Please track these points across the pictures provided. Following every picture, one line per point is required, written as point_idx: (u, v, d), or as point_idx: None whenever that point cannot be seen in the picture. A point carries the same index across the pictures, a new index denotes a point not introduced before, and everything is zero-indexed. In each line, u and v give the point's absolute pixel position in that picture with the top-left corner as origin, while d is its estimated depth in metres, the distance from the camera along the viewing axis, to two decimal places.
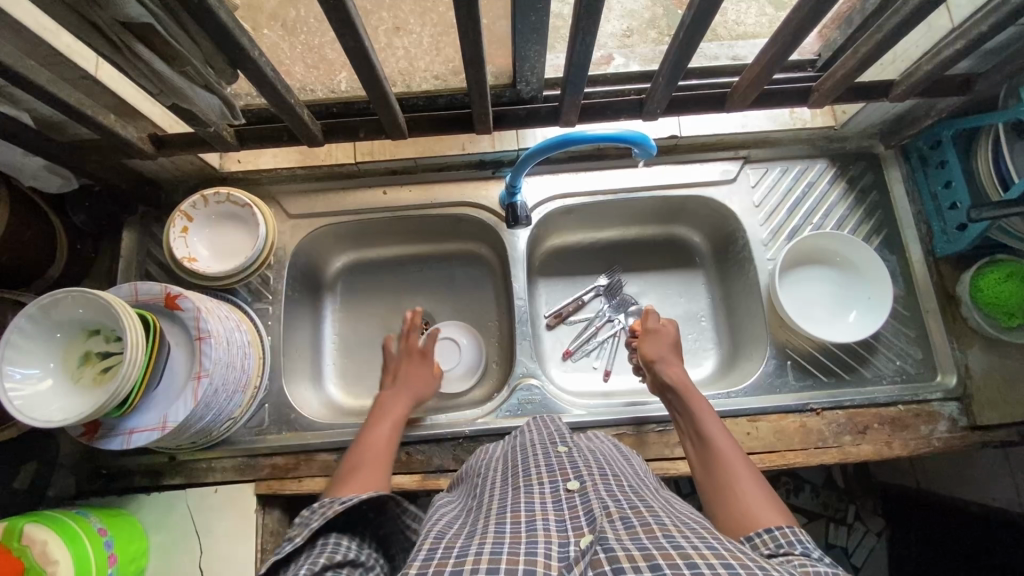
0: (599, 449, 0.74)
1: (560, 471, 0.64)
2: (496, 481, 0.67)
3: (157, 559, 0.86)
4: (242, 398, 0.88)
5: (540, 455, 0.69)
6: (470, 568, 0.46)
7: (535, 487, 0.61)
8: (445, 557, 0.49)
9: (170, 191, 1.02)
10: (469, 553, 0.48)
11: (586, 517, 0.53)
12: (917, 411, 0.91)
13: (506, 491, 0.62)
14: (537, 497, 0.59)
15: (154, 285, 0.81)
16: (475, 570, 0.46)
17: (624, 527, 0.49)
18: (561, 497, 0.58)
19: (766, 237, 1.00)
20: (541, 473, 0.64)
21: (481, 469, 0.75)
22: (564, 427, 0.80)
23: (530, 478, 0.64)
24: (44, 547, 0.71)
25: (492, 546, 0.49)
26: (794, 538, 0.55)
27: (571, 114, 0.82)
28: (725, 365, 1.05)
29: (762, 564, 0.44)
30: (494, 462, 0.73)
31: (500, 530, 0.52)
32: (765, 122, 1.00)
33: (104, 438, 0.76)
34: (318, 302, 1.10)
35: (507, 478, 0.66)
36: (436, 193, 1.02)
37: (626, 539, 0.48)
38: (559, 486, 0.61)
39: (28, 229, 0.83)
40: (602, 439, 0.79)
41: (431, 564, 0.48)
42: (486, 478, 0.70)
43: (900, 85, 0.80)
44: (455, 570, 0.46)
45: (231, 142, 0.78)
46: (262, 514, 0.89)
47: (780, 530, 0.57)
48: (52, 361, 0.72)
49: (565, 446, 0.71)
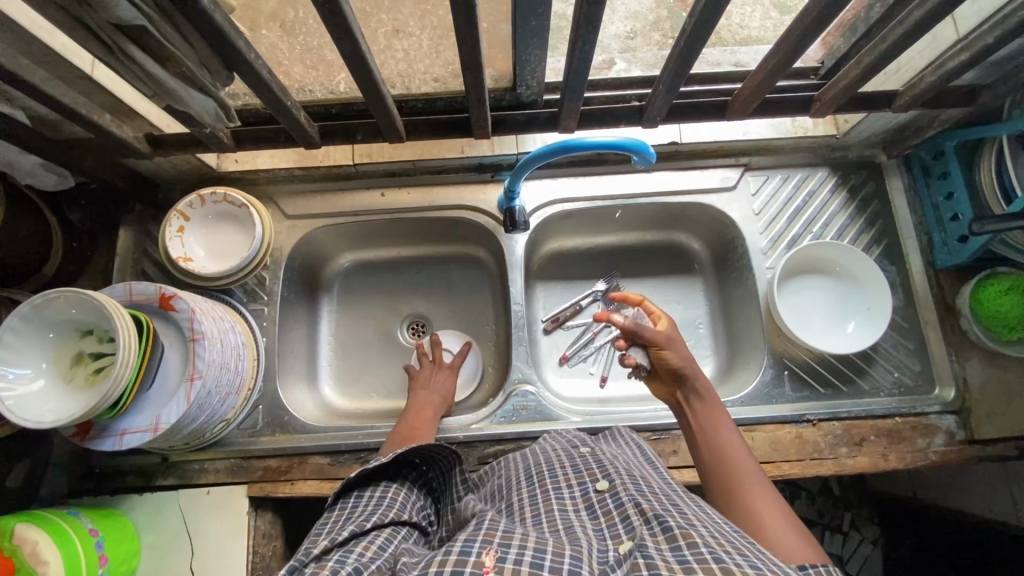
0: (621, 455, 0.74)
1: (588, 473, 0.65)
2: (519, 484, 0.69)
3: (149, 559, 0.86)
4: (235, 400, 0.88)
5: (565, 458, 0.71)
6: (518, 543, 0.49)
7: (564, 490, 0.63)
8: (493, 530, 0.51)
9: (167, 189, 1.01)
10: (516, 531, 0.51)
11: (623, 524, 0.54)
12: (914, 424, 0.90)
13: (534, 496, 0.64)
14: (569, 504, 0.61)
15: (148, 285, 0.81)
16: (525, 546, 0.48)
17: (660, 532, 0.50)
18: (593, 502, 0.60)
19: (765, 246, 0.99)
20: (569, 476, 0.66)
21: (503, 472, 0.77)
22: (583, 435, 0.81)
23: (559, 482, 0.65)
24: (35, 547, 0.71)
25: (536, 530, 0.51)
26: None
27: (570, 120, 0.81)
28: (722, 372, 1.05)
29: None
30: (514, 465, 0.75)
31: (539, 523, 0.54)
32: (767, 130, 0.99)
33: (96, 439, 0.76)
34: (315, 303, 1.09)
35: (531, 483, 0.67)
36: (434, 196, 1.02)
37: (665, 548, 0.48)
38: (589, 489, 0.62)
39: (23, 227, 0.83)
40: (626, 438, 0.80)
41: (481, 534, 0.51)
42: (508, 480, 0.72)
43: (904, 95, 0.79)
44: (503, 543, 0.49)
45: (228, 143, 0.77)
46: (254, 516, 0.89)
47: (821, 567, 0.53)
48: (46, 361, 0.71)
49: (588, 449, 0.73)
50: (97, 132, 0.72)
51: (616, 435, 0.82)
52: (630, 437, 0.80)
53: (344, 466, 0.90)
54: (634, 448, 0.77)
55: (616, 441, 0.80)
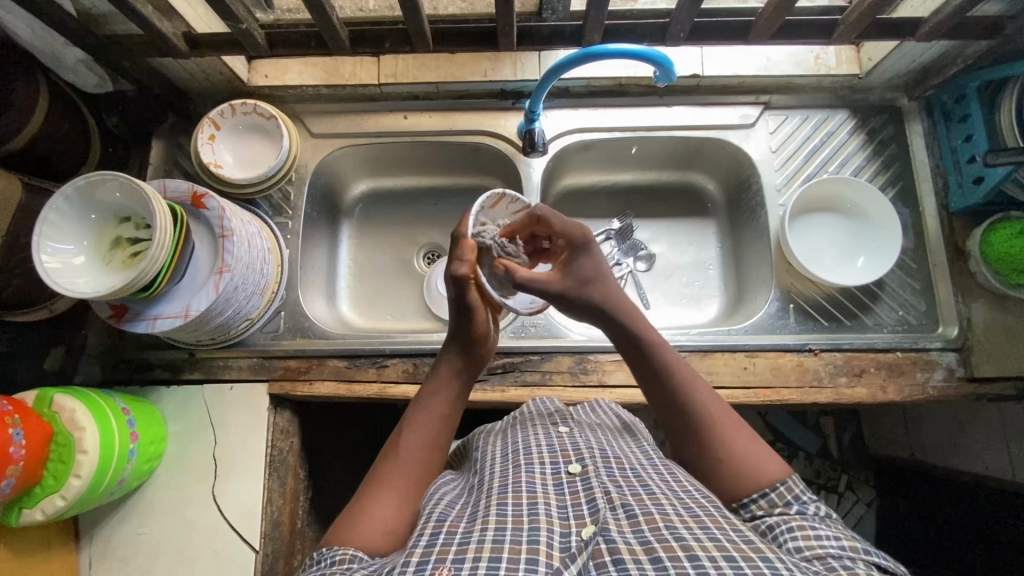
0: (599, 427, 0.75)
1: (562, 452, 0.65)
2: (495, 456, 0.68)
3: (173, 447, 0.91)
4: (259, 301, 0.92)
5: (541, 434, 0.71)
6: (472, 557, 0.48)
7: (536, 465, 0.63)
8: (447, 545, 0.51)
9: (198, 102, 1.04)
10: (471, 541, 0.50)
11: (588, 504, 0.55)
12: (914, 358, 0.92)
13: (506, 468, 0.64)
14: (539, 479, 0.60)
15: (181, 183, 0.85)
16: (476, 559, 0.48)
17: (625, 517, 0.52)
18: (563, 481, 0.60)
19: (781, 183, 1.00)
20: (542, 454, 0.65)
21: (478, 445, 0.77)
22: (559, 404, 0.82)
23: (532, 457, 0.65)
24: (72, 414, 0.75)
25: (494, 533, 0.51)
26: (798, 494, 0.58)
27: (595, 34, 0.82)
28: (729, 309, 1.07)
29: (764, 555, 0.47)
30: (490, 439, 0.76)
31: (501, 513, 0.54)
32: (789, 66, 0.99)
33: (129, 321, 0.80)
34: (336, 225, 1.12)
35: (506, 456, 0.67)
36: (456, 121, 1.04)
37: (628, 531, 0.50)
38: (561, 469, 0.62)
39: (66, 123, 0.87)
40: (605, 411, 0.81)
41: (434, 552, 0.50)
42: (484, 451, 0.72)
43: (928, 22, 0.80)
44: (456, 559, 0.48)
45: (263, 45, 0.81)
46: (273, 413, 0.94)
47: (777, 491, 0.58)
48: (87, 240, 0.76)
49: (565, 427, 0.73)
50: (141, 24, 0.75)
51: (594, 405, 0.84)
52: (607, 407, 0.83)
53: (360, 370, 0.95)
54: (610, 415, 0.81)
55: (593, 411, 0.81)
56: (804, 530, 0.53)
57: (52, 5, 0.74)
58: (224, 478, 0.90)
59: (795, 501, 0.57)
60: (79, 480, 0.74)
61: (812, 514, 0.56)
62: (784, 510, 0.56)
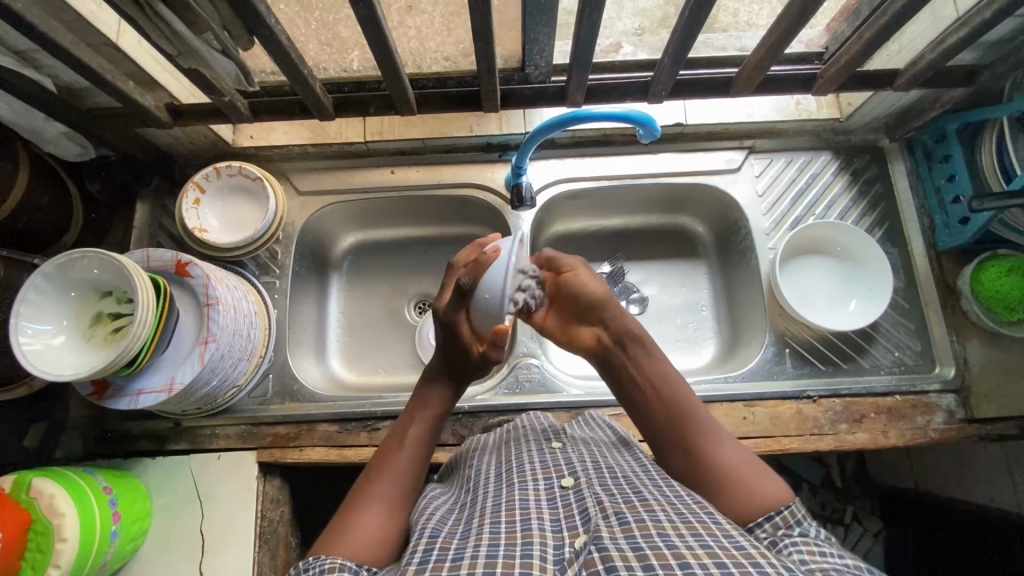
0: (593, 442, 0.71)
1: (555, 466, 0.62)
2: (489, 477, 0.65)
3: (160, 521, 0.88)
4: (246, 366, 0.90)
5: (534, 451, 0.67)
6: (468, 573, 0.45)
7: (529, 482, 0.59)
8: (441, 561, 0.48)
9: (184, 164, 1.04)
10: (465, 557, 0.47)
11: (580, 515, 0.52)
12: (914, 402, 0.91)
13: (499, 487, 0.60)
14: (531, 494, 0.57)
15: (165, 252, 0.83)
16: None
17: (617, 524, 0.49)
18: (556, 495, 0.56)
19: (768, 227, 1.01)
20: (536, 470, 0.62)
21: (472, 461, 0.73)
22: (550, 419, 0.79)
23: (525, 475, 0.61)
24: (50, 500, 0.72)
25: (488, 548, 0.48)
26: (802, 518, 0.54)
27: (578, 95, 0.84)
28: (725, 352, 1.05)
29: (755, 560, 0.44)
30: (486, 454, 0.72)
31: (494, 531, 0.51)
32: (770, 112, 1.01)
33: (113, 398, 0.78)
34: (325, 279, 1.11)
35: (500, 474, 0.63)
36: (444, 174, 1.04)
37: (620, 537, 0.47)
38: (554, 484, 0.59)
39: (47, 195, 0.86)
40: (600, 424, 0.78)
41: (428, 569, 0.47)
42: (479, 470, 0.68)
43: (904, 74, 0.82)
44: None
45: (245, 113, 0.82)
46: (263, 481, 0.91)
47: (781, 513, 0.54)
48: (66, 318, 0.74)
49: (559, 442, 0.69)
50: (122, 99, 0.76)
51: (587, 420, 0.81)
52: (603, 421, 0.80)
53: (352, 434, 0.93)
54: (605, 429, 0.77)
55: (588, 426, 0.78)
56: (807, 544, 0.51)
57: (31, 87, 0.74)
58: (212, 555, 0.86)
59: (798, 525, 0.53)
60: (58, 570, 0.71)
61: (816, 537, 0.53)
62: (788, 530, 0.53)
